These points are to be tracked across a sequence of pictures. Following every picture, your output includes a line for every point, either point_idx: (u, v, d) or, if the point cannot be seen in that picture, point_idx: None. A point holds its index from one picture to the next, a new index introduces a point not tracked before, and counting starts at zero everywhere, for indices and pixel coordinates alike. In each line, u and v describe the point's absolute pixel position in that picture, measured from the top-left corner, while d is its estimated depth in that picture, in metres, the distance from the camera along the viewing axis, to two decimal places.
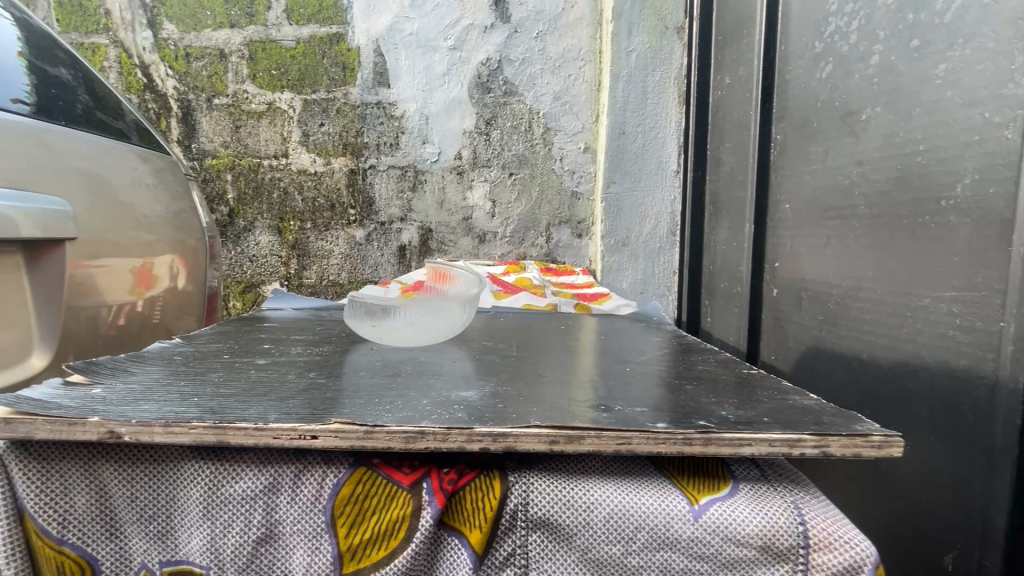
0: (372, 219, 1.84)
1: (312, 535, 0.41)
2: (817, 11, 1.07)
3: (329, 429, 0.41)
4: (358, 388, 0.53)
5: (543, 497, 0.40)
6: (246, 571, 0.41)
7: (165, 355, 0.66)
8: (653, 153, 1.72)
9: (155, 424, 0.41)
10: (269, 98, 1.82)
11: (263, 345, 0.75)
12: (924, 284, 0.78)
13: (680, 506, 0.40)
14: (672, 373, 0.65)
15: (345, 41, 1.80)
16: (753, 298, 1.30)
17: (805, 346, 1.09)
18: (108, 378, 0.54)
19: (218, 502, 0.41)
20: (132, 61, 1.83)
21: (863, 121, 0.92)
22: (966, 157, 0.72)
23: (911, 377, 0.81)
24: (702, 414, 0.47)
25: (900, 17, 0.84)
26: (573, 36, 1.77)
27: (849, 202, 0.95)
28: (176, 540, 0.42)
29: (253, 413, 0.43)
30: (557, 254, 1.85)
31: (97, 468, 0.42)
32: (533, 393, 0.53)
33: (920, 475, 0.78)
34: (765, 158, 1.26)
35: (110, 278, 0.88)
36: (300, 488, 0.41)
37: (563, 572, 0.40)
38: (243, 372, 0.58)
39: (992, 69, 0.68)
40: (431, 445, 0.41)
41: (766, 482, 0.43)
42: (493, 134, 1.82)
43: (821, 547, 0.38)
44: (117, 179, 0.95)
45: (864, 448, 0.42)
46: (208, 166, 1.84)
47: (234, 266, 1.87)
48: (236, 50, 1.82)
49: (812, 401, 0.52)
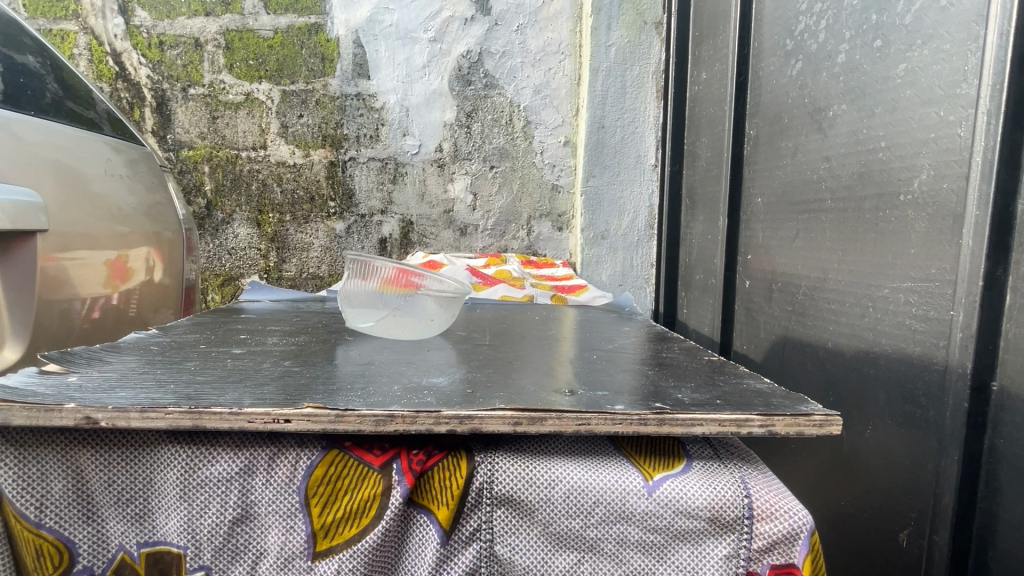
0: (353, 212, 1.84)
1: (287, 515, 0.43)
2: (788, 10, 1.11)
3: (302, 413, 0.43)
4: (333, 375, 0.55)
5: (507, 475, 0.43)
6: (223, 551, 0.43)
7: (140, 345, 0.67)
8: (631, 147, 1.75)
9: (132, 409, 0.42)
10: (247, 89, 1.80)
11: (240, 336, 0.75)
12: (883, 275, 0.82)
13: (635, 482, 0.43)
14: (639, 360, 0.68)
15: (324, 31, 1.79)
16: (727, 290, 1.34)
17: (773, 336, 1.13)
18: (82, 368, 0.54)
19: (194, 485, 0.43)
20: (103, 49, 1.79)
21: (829, 118, 0.96)
22: (922, 154, 0.76)
23: (871, 364, 0.85)
24: (661, 397, 0.50)
25: (865, 18, 0.87)
26: (553, 30, 1.79)
27: (815, 196, 0.99)
28: (153, 522, 0.44)
29: (229, 399, 0.45)
30: (537, 247, 1.87)
31: (73, 454, 0.43)
32: (504, 380, 0.56)
33: (878, 456, 0.83)
34: (739, 152, 1.30)
35: (83, 271, 0.87)
36: (275, 470, 0.43)
37: (526, 545, 0.43)
38: (219, 362, 0.59)
39: (947, 70, 0.72)
40: (400, 428, 0.43)
41: (718, 459, 0.46)
42: (474, 127, 1.82)
43: (763, 517, 0.41)
44: (90, 170, 0.95)
45: (807, 426, 0.45)
46: (185, 157, 1.81)
47: (211, 259, 1.85)
48: (212, 40, 1.79)
49: (766, 385, 0.55)
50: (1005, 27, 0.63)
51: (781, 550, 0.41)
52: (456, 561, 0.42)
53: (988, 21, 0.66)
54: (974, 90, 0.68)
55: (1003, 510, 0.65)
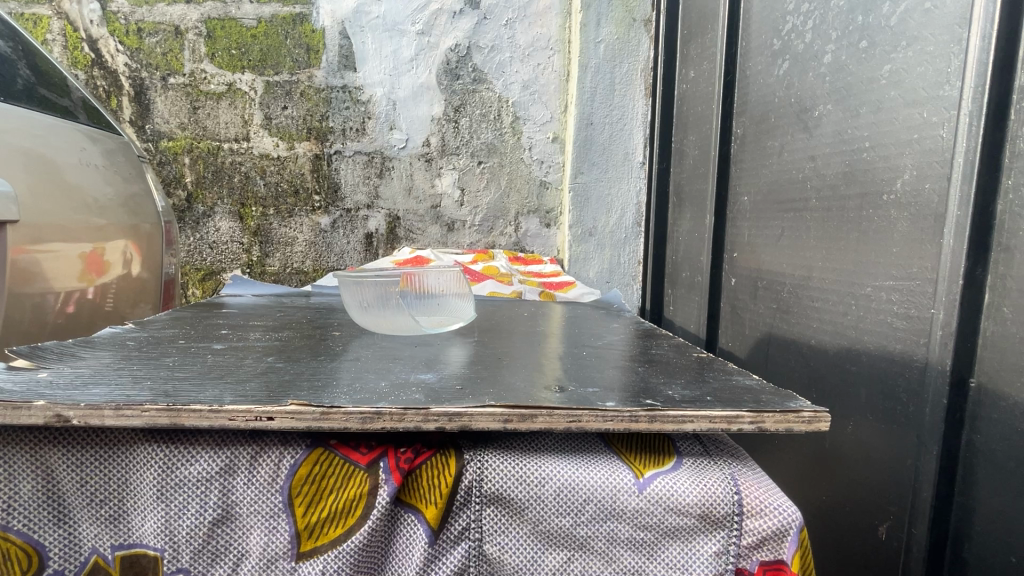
0: (338, 206, 1.81)
1: (269, 515, 0.42)
2: (775, 9, 1.11)
3: (285, 411, 0.41)
4: (317, 371, 0.54)
5: (496, 473, 0.42)
6: (202, 553, 0.42)
7: (116, 340, 0.65)
8: (620, 144, 1.75)
9: (106, 407, 0.40)
10: (229, 79, 1.76)
11: (221, 331, 0.73)
12: (865, 274, 0.83)
13: (626, 479, 0.42)
14: (628, 356, 0.68)
15: (309, 22, 1.76)
16: (713, 287, 1.35)
17: (758, 333, 1.14)
18: (53, 363, 0.52)
19: (172, 485, 0.41)
20: (78, 34, 1.73)
21: (815, 118, 0.96)
22: (906, 155, 0.76)
23: (853, 361, 0.86)
24: (650, 394, 0.50)
25: (851, 19, 0.88)
26: (543, 25, 1.78)
27: (801, 195, 1.00)
28: (129, 523, 0.42)
29: (208, 396, 0.43)
30: (525, 243, 1.86)
31: (43, 454, 0.41)
32: (493, 376, 0.55)
33: (858, 452, 0.84)
34: (725, 151, 1.30)
35: (58, 263, 0.84)
36: (257, 469, 0.42)
37: (516, 544, 0.43)
38: (198, 357, 0.58)
39: (931, 72, 0.73)
40: (388, 425, 0.42)
41: (708, 456, 0.46)
42: (461, 121, 1.81)
43: (754, 513, 0.41)
44: (63, 158, 0.91)
45: (796, 423, 0.45)
46: (165, 148, 1.76)
47: (192, 253, 1.81)
48: (193, 28, 1.75)
49: (753, 381, 0.55)
50: (987, 30, 0.64)
51: (770, 547, 0.41)
52: (444, 561, 0.42)
53: (971, 23, 0.66)
54: (956, 92, 0.69)
55: (979, 503, 0.67)
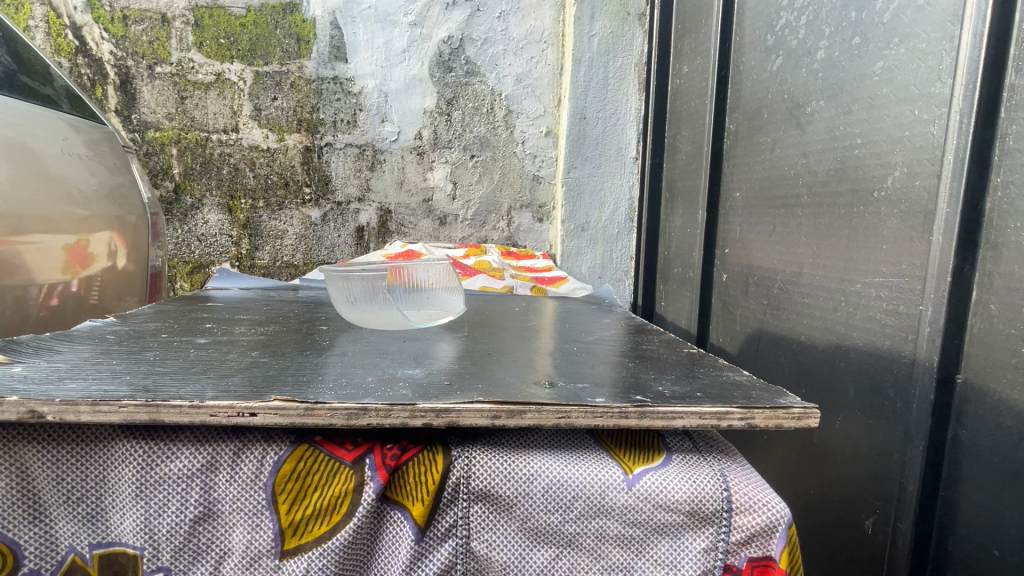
0: (329, 199, 1.79)
1: (253, 513, 0.41)
2: (768, 5, 1.11)
3: (268, 407, 0.40)
4: (303, 366, 0.53)
5: (483, 470, 0.42)
6: (183, 551, 0.41)
7: (96, 334, 0.64)
8: (613, 138, 1.74)
9: (82, 403, 0.39)
10: (218, 69, 1.73)
11: (205, 325, 0.72)
12: (855, 271, 0.83)
13: (616, 476, 0.42)
14: (619, 352, 0.68)
15: (299, 12, 1.73)
16: (704, 283, 1.35)
17: (749, 328, 1.14)
18: (29, 358, 0.51)
19: (153, 482, 0.41)
20: (61, 21, 1.69)
21: (807, 114, 0.96)
22: (897, 151, 0.76)
23: (842, 357, 0.86)
24: (641, 390, 0.49)
25: (844, 15, 0.88)
26: (537, 18, 1.76)
27: (793, 191, 0.99)
28: (108, 522, 0.41)
29: (188, 391, 0.42)
30: (517, 238, 1.85)
31: (18, 452, 0.40)
32: (482, 372, 0.54)
33: (846, 446, 0.84)
34: (718, 146, 1.30)
35: (41, 255, 0.82)
36: (240, 466, 0.41)
37: (503, 541, 0.42)
38: (181, 351, 0.57)
39: (922, 68, 0.73)
40: (374, 422, 0.42)
41: (697, 452, 0.46)
42: (455, 114, 1.79)
43: (744, 510, 0.41)
44: (43, 148, 0.89)
45: (785, 419, 0.45)
46: (151, 138, 1.73)
47: (180, 246, 1.78)
48: (180, 15, 1.72)
49: (744, 377, 0.55)
50: (979, 26, 0.64)
51: (759, 542, 0.41)
52: (430, 559, 0.41)
53: (963, 20, 0.66)
54: (948, 89, 0.69)
55: (963, 497, 0.67)
